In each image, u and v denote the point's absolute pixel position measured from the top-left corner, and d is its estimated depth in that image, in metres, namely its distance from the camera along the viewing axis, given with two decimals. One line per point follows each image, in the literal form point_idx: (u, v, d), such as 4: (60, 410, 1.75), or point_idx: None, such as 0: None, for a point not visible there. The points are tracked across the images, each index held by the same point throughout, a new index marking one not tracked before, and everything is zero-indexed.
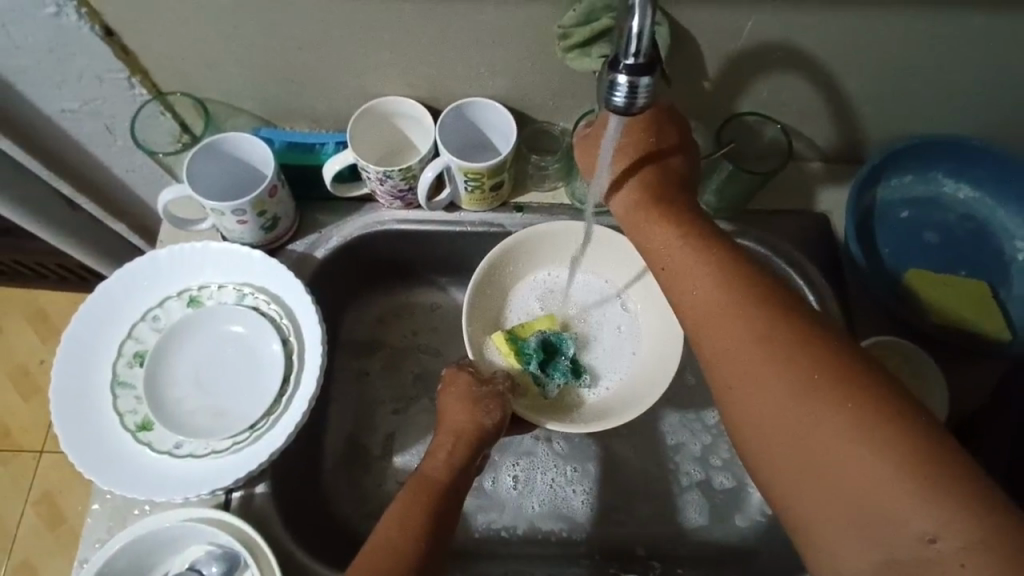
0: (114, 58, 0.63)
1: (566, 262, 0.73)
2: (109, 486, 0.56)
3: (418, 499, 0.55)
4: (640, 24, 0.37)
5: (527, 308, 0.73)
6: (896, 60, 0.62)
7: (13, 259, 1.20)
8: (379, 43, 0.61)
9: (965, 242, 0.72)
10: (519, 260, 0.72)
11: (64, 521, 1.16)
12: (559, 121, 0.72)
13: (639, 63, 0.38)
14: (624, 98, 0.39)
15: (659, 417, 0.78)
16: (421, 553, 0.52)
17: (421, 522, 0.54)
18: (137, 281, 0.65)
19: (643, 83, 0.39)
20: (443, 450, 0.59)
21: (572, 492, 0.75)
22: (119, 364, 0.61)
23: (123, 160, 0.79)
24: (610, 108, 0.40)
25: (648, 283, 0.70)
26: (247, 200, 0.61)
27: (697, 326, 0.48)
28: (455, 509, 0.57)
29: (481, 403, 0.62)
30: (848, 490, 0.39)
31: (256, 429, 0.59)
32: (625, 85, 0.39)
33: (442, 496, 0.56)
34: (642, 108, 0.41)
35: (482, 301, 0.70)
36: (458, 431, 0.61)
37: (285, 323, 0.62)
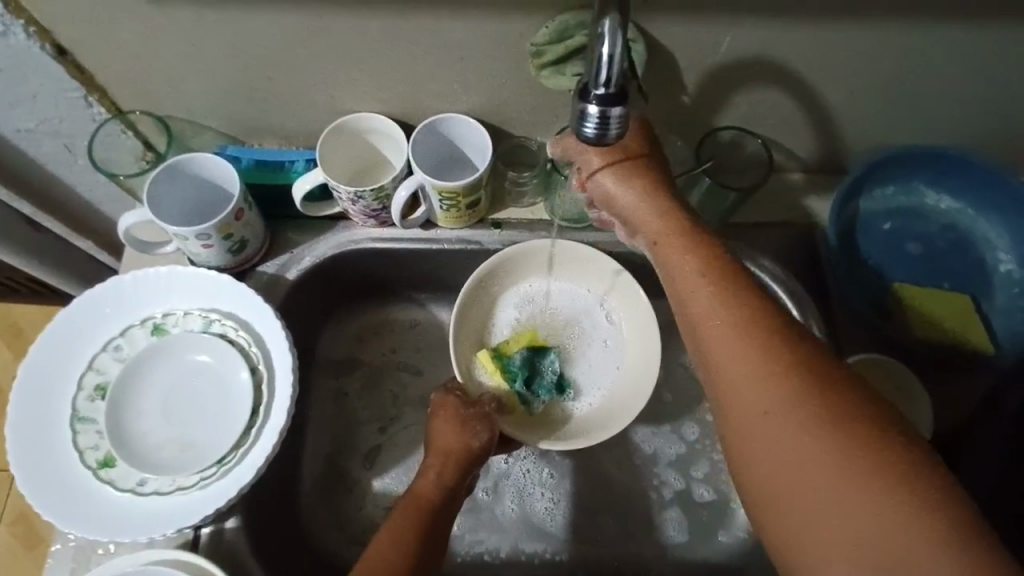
0: (69, 77, 0.60)
1: (551, 274, 0.71)
2: (69, 528, 0.54)
3: (411, 510, 0.53)
4: (609, 52, 0.36)
5: (509, 322, 0.71)
6: (877, 73, 0.61)
7: None
8: (347, 59, 0.59)
9: (948, 254, 0.71)
10: (501, 277, 0.70)
11: (39, 543, 1.13)
12: (536, 136, 0.70)
13: (610, 94, 0.37)
14: (595, 129, 0.38)
15: (644, 432, 0.77)
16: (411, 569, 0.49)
17: (411, 535, 0.51)
18: (99, 308, 0.62)
19: (615, 113, 0.37)
20: (433, 468, 0.58)
21: (539, 496, 0.74)
22: (80, 398, 0.58)
23: (86, 178, 0.76)
24: (581, 139, 0.39)
25: (629, 290, 0.68)
26: (211, 224, 0.58)
27: (709, 355, 0.45)
28: (444, 530, 0.55)
29: (469, 425, 0.60)
30: (868, 532, 0.36)
31: (224, 463, 0.56)
32: (596, 115, 0.37)
33: (432, 513, 0.54)
34: (615, 138, 0.39)
35: (464, 319, 0.68)
36: (446, 451, 0.59)
37: (255, 351, 0.60)
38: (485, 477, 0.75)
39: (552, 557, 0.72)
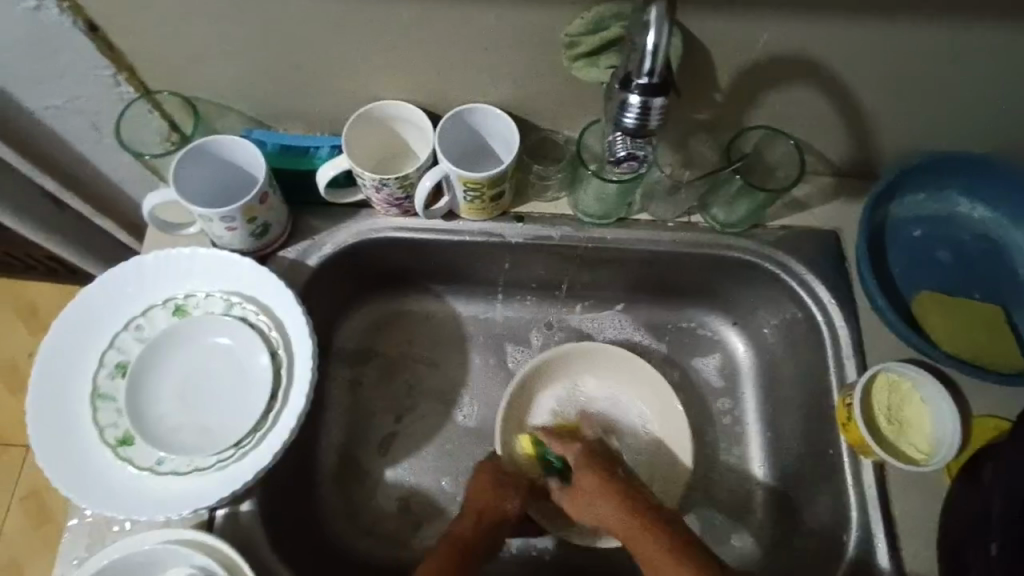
0: (100, 54, 0.60)
1: (593, 377, 0.76)
2: (87, 504, 0.54)
3: (443, 557, 0.58)
4: (654, 44, 0.42)
5: (547, 414, 0.75)
6: (915, 76, 0.60)
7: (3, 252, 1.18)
8: (377, 44, 0.58)
9: (979, 264, 0.70)
10: (551, 369, 0.75)
11: (50, 519, 1.14)
12: (563, 130, 0.69)
13: (652, 84, 0.44)
14: (636, 115, 0.45)
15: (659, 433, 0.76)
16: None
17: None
18: (121, 288, 0.62)
19: (656, 101, 0.44)
20: (474, 515, 0.62)
21: None
22: (100, 375, 0.58)
23: (110, 157, 0.76)
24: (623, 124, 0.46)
25: (664, 396, 0.74)
26: (236, 207, 0.58)
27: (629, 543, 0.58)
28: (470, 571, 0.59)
29: (507, 490, 0.64)
30: None
31: (242, 446, 0.56)
32: (638, 104, 0.45)
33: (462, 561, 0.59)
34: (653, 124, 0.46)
35: (514, 403, 0.73)
36: (488, 506, 0.63)
37: (275, 335, 0.60)
38: None
39: (563, 556, 0.72)
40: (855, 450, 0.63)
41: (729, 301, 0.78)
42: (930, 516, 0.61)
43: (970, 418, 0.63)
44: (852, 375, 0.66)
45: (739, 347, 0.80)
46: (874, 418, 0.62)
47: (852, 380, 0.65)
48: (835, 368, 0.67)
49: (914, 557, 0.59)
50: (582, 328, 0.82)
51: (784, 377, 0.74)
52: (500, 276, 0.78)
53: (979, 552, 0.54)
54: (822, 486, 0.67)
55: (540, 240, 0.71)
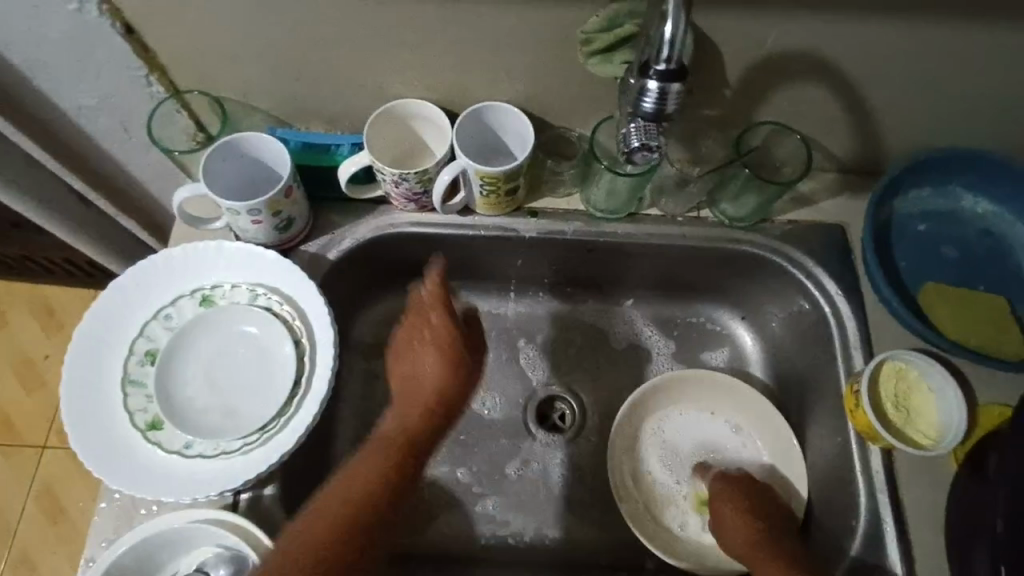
0: (134, 55, 0.62)
1: (694, 402, 0.78)
2: (118, 486, 0.55)
3: (380, 455, 0.61)
4: (672, 33, 0.45)
5: (655, 446, 0.77)
6: (919, 72, 0.62)
7: (22, 254, 1.20)
8: (400, 44, 0.61)
9: (984, 258, 0.71)
10: (662, 397, 0.77)
11: (65, 518, 1.16)
12: (576, 128, 0.72)
13: (670, 70, 0.47)
14: (653, 101, 0.48)
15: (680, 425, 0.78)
16: (359, 523, 0.57)
17: (382, 487, 0.59)
18: (151, 279, 0.64)
19: (673, 87, 0.48)
20: (401, 414, 0.65)
21: (559, 479, 0.77)
22: (131, 362, 0.60)
23: (136, 156, 0.78)
24: (641, 110, 0.50)
25: (761, 410, 0.75)
26: (262, 201, 0.61)
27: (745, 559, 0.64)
28: (413, 474, 0.61)
29: (439, 347, 0.66)
30: None
31: (267, 430, 0.58)
32: (656, 90, 0.48)
33: (404, 456, 0.62)
34: (670, 110, 0.50)
35: (622, 431, 0.76)
36: (415, 400, 0.65)
37: (298, 324, 0.62)
38: (515, 456, 0.77)
39: (574, 545, 0.74)
40: (863, 437, 0.64)
41: (738, 296, 0.80)
42: (938, 502, 0.62)
43: (976, 405, 0.64)
44: (859, 365, 0.67)
45: (748, 341, 0.82)
46: (882, 405, 0.63)
47: (859, 368, 0.67)
48: (843, 359, 0.68)
49: (922, 543, 0.60)
50: (593, 323, 0.84)
51: (795, 368, 0.75)
52: (514, 272, 0.80)
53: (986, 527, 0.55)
54: (832, 475, 0.68)
55: (553, 234, 0.73)
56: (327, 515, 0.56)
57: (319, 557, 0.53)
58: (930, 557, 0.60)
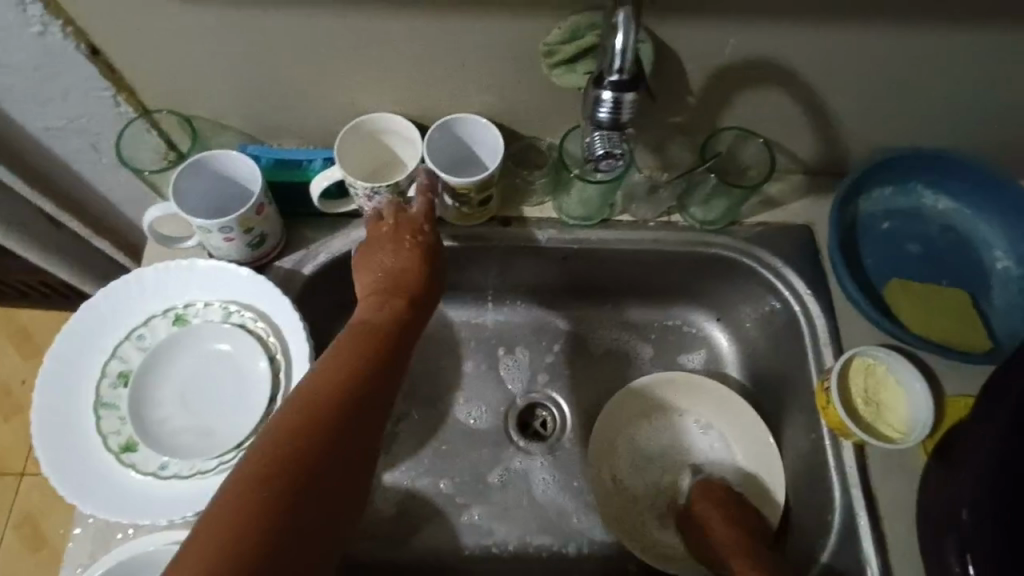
0: (100, 76, 0.62)
1: (672, 406, 0.79)
2: (92, 510, 0.55)
3: (359, 339, 0.58)
4: (623, 43, 0.47)
5: (636, 451, 0.77)
6: (875, 76, 0.64)
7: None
8: (367, 59, 0.62)
9: (947, 253, 0.73)
10: (642, 403, 0.78)
11: (45, 546, 1.14)
12: (546, 137, 0.73)
13: (622, 80, 0.49)
14: (608, 111, 0.51)
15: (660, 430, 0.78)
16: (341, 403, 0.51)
17: (360, 365, 0.55)
18: (123, 299, 0.64)
19: (626, 97, 0.50)
20: (376, 300, 0.63)
21: (541, 485, 0.77)
22: (103, 384, 0.60)
23: (107, 177, 0.78)
24: (598, 119, 0.52)
25: (737, 412, 0.76)
26: (233, 218, 0.61)
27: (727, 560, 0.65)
28: (398, 360, 0.58)
29: (400, 235, 0.66)
30: None
31: (242, 448, 0.58)
32: (610, 100, 0.50)
33: (381, 340, 0.59)
34: (626, 119, 0.52)
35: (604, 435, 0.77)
36: (390, 284, 0.64)
37: (273, 341, 0.62)
38: (498, 465, 0.78)
39: (558, 552, 0.74)
40: (836, 433, 0.65)
41: (712, 298, 0.81)
42: (910, 495, 0.63)
43: (944, 397, 0.66)
44: (831, 362, 0.68)
45: (724, 342, 0.83)
46: (852, 401, 0.65)
47: (830, 365, 0.68)
48: (815, 356, 0.69)
49: (896, 536, 0.61)
50: (572, 329, 0.84)
51: (770, 367, 0.77)
52: (491, 281, 0.81)
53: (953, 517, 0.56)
54: (809, 472, 0.69)
55: (528, 242, 0.74)
56: (303, 400, 0.50)
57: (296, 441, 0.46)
58: (904, 549, 0.61)
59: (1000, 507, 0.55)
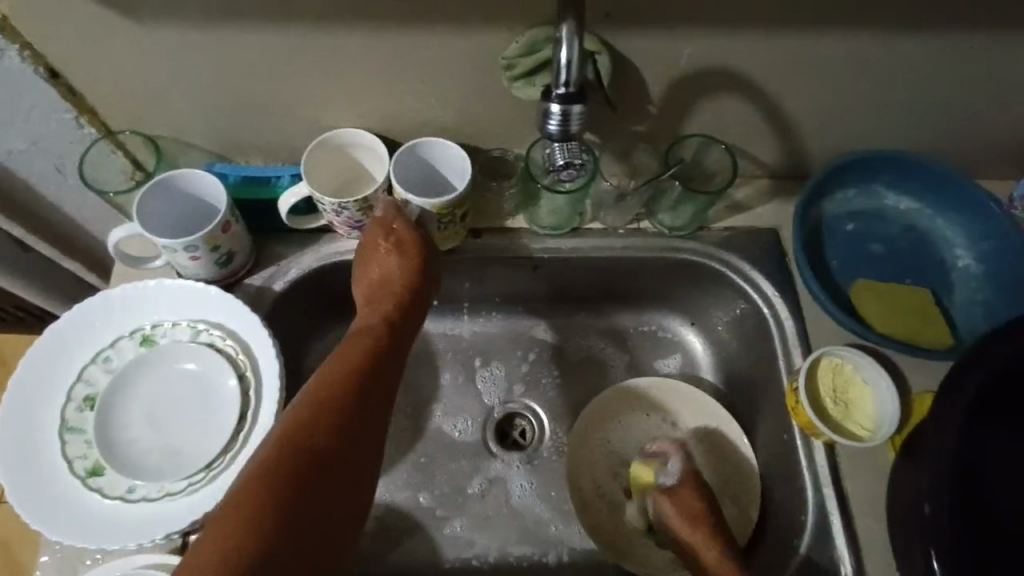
0: (60, 98, 0.62)
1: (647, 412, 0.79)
2: (57, 537, 0.54)
3: (356, 347, 0.58)
4: (567, 57, 0.48)
5: (616, 460, 0.77)
6: (830, 81, 0.65)
7: None
8: (329, 75, 0.62)
9: (909, 251, 0.75)
10: (622, 410, 0.79)
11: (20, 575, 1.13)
12: (513, 148, 0.74)
13: (570, 93, 0.50)
14: (557, 123, 0.52)
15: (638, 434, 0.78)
16: (337, 415, 0.51)
17: (357, 374, 0.55)
18: (89, 322, 0.63)
19: (574, 109, 0.51)
20: (373, 309, 0.63)
21: (520, 495, 0.77)
22: (69, 408, 0.59)
23: (74, 198, 0.78)
24: (549, 131, 0.53)
25: (710, 416, 0.78)
26: (198, 237, 0.61)
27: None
28: (395, 364, 0.59)
29: (391, 235, 0.65)
30: None
31: (212, 468, 0.58)
32: (558, 112, 0.51)
33: (379, 348, 0.59)
34: (576, 130, 0.53)
35: (586, 439, 0.78)
36: (387, 292, 0.65)
37: (242, 358, 0.62)
38: (479, 474, 0.78)
39: (538, 562, 0.74)
40: (806, 433, 0.66)
41: (684, 302, 0.82)
42: (880, 492, 0.64)
43: (910, 393, 0.67)
44: (799, 362, 0.69)
45: (698, 346, 0.83)
46: (820, 399, 0.66)
47: (798, 365, 0.69)
48: (783, 357, 0.70)
49: (868, 533, 0.62)
50: (547, 338, 0.85)
51: (742, 369, 0.77)
52: (464, 293, 0.81)
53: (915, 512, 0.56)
54: (783, 472, 0.70)
55: (499, 252, 0.75)
56: (300, 413, 0.51)
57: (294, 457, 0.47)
58: (876, 545, 0.61)
59: (963, 500, 0.56)
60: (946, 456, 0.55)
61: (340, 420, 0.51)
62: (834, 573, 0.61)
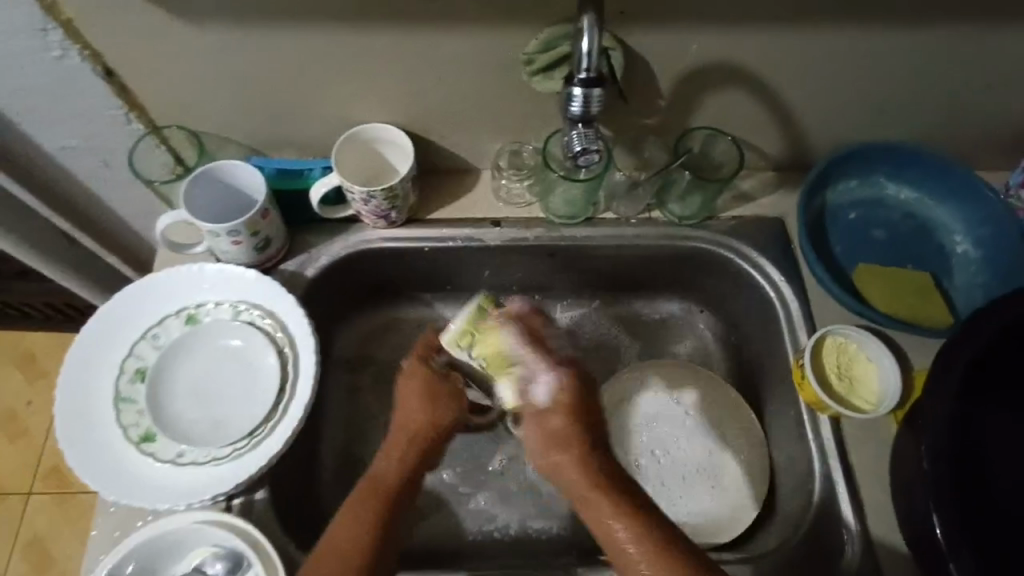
0: (114, 96, 0.67)
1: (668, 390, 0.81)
2: (114, 497, 0.58)
3: (399, 453, 0.60)
4: (589, 45, 0.53)
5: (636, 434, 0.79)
6: (830, 74, 0.69)
7: (24, 303, 1.32)
8: (360, 72, 0.67)
9: (908, 238, 0.79)
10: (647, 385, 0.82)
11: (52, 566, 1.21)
12: (529, 142, 0.78)
13: (591, 77, 0.55)
14: (579, 105, 0.56)
15: (662, 410, 0.81)
16: (376, 543, 0.54)
17: (401, 479, 0.58)
18: (137, 302, 0.68)
19: (595, 92, 0.56)
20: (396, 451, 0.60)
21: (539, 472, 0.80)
22: (121, 380, 0.64)
23: (118, 194, 0.83)
24: (571, 113, 0.57)
25: (729, 396, 0.80)
26: (240, 222, 0.65)
27: (624, 567, 0.51)
28: (403, 509, 0.57)
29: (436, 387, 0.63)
30: None
31: (254, 436, 0.62)
32: (580, 95, 0.56)
33: (388, 496, 0.57)
34: (596, 111, 0.57)
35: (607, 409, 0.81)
36: (415, 427, 0.61)
37: (280, 335, 0.67)
38: (501, 452, 0.81)
39: (557, 536, 0.77)
40: (813, 408, 0.69)
41: (693, 290, 0.86)
42: (884, 463, 0.67)
43: (911, 370, 0.70)
44: (804, 341, 0.73)
45: (707, 333, 0.87)
46: (825, 375, 0.69)
47: (804, 344, 0.72)
48: (790, 337, 0.74)
49: (873, 500, 0.65)
50: (562, 325, 0.89)
51: (751, 351, 0.81)
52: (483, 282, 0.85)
53: (913, 473, 0.60)
54: (792, 447, 0.73)
55: (516, 241, 0.79)
56: (351, 532, 0.54)
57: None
58: (881, 512, 0.65)
59: (957, 463, 0.59)
60: (942, 417, 0.59)
61: (382, 540, 0.54)
62: (842, 537, 0.64)
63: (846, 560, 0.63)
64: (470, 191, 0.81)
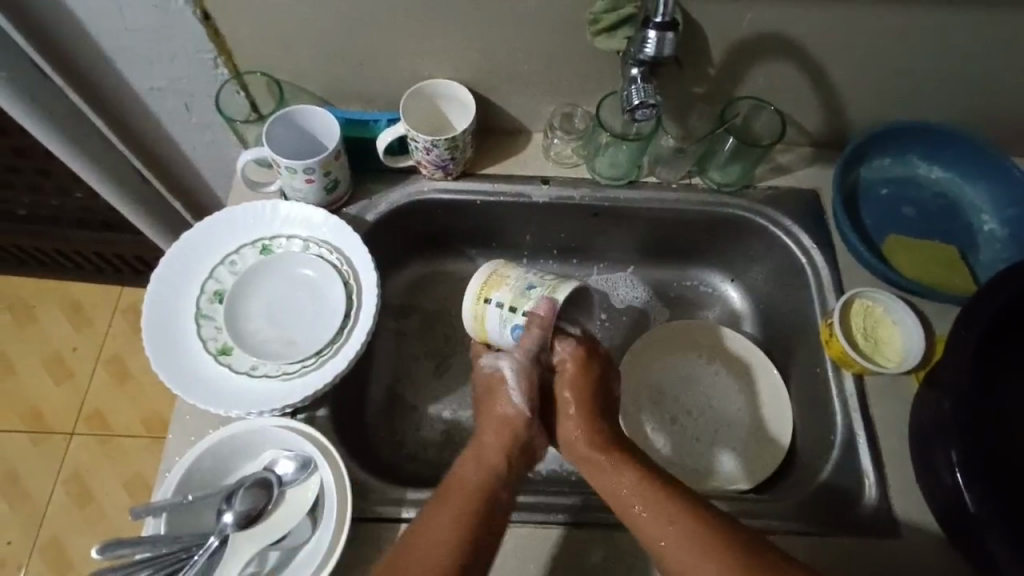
0: (207, 39, 0.73)
1: (694, 349, 0.87)
2: (193, 400, 0.64)
3: (486, 456, 0.63)
4: None
5: (663, 390, 0.85)
6: (874, 52, 0.73)
7: (76, 250, 1.37)
8: (435, 30, 0.72)
9: (937, 216, 0.82)
10: (674, 343, 0.87)
11: (92, 501, 1.25)
12: (582, 105, 0.82)
13: (665, 21, 0.62)
14: (652, 47, 0.63)
15: (689, 367, 0.86)
16: (471, 536, 0.56)
17: (492, 481, 0.61)
18: (215, 231, 0.74)
19: (667, 35, 0.62)
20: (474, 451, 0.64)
21: None
22: (202, 300, 0.70)
23: (192, 135, 0.89)
24: (645, 55, 0.64)
25: (754, 355, 0.85)
26: (316, 160, 0.70)
27: (636, 520, 0.59)
28: (498, 513, 0.59)
29: (499, 387, 0.68)
30: (640, 518, 0.59)
31: (321, 355, 0.68)
32: (654, 37, 0.63)
33: (480, 501, 0.59)
34: (667, 55, 0.64)
35: (637, 362, 0.86)
36: (497, 429, 0.66)
37: (345, 268, 0.72)
38: None
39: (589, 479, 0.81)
40: (837, 364, 0.74)
41: (726, 258, 0.90)
42: (904, 418, 0.71)
43: (934, 336, 0.74)
44: (833, 305, 0.77)
45: (736, 299, 0.92)
46: (852, 335, 0.73)
47: (832, 306, 0.76)
48: (820, 300, 0.78)
49: (892, 450, 0.69)
50: (595, 284, 0.93)
51: (781, 314, 0.85)
52: (526, 241, 0.90)
53: (931, 412, 0.64)
54: (817, 404, 0.77)
55: (564, 199, 0.83)
56: (450, 519, 0.57)
57: (446, 557, 0.54)
58: (899, 463, 0.69)
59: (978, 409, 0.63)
60: (970, 348, 0.62)
61: (477, 533, 0.56)
62: (863, 484, 0.68)
63: (864, 501, 0.67)
64: (522, 150, 0.86)
